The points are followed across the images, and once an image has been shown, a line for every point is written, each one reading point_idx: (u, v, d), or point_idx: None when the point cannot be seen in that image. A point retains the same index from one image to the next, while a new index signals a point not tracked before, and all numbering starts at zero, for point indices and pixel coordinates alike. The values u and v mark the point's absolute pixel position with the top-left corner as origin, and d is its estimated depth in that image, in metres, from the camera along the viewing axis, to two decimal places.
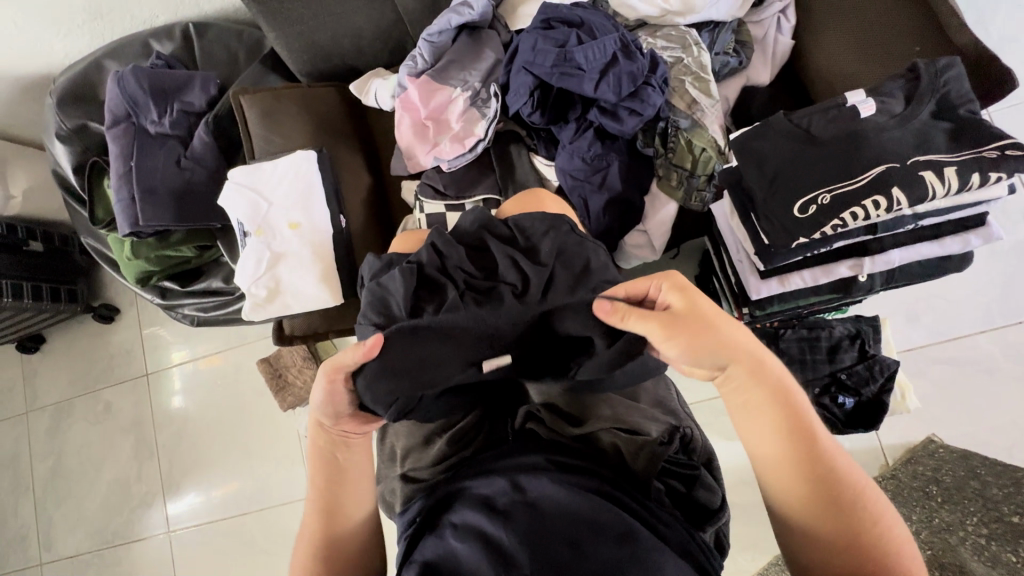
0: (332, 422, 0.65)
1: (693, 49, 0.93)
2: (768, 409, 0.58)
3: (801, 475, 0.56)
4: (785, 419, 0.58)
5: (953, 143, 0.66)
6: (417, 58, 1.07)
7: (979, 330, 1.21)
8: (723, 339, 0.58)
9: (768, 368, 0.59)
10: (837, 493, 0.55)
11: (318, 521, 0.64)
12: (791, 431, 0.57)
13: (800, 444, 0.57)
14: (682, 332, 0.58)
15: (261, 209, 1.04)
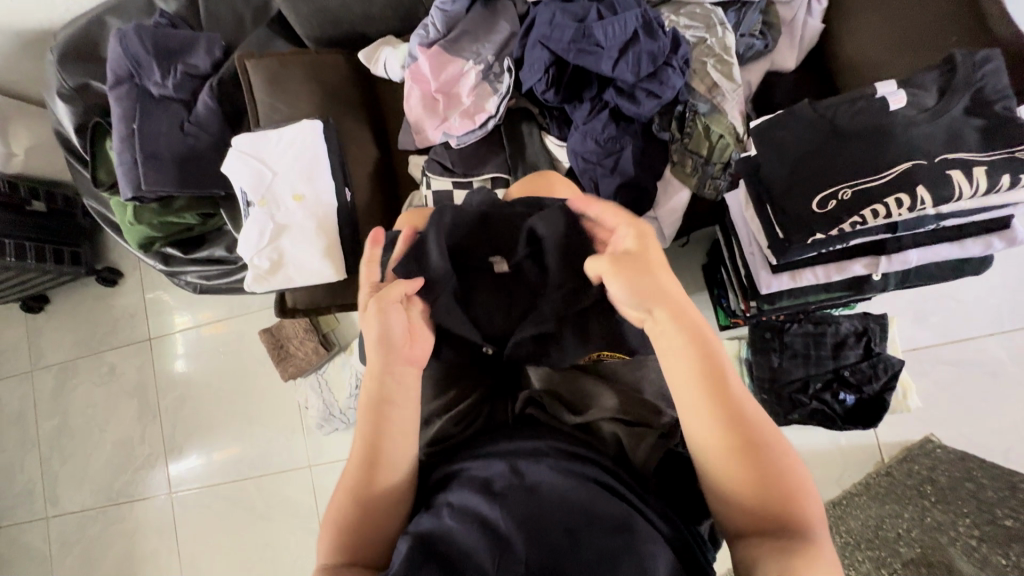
0: (386, 351, 0.66)
1: (717, 30, 0.89)
2: (688, 354, 0.56)
3: (718, 421, 0.53)
4: (705, 364, 0.56)
5: (986, 141, 0.64)
6: (429, 26, 1.03)
7: (987, 334, 1.20)
8: (654, 281, 0.60)
9: (688, 312, 0.59)
10: (754, 442, 0.52)
11: (356, 469, 0.61)
12: (709, 376, 0.55)
13: (718, 390, 0.54)
14: (626, 270, 0.60)
15: (264, 179, 1.02)
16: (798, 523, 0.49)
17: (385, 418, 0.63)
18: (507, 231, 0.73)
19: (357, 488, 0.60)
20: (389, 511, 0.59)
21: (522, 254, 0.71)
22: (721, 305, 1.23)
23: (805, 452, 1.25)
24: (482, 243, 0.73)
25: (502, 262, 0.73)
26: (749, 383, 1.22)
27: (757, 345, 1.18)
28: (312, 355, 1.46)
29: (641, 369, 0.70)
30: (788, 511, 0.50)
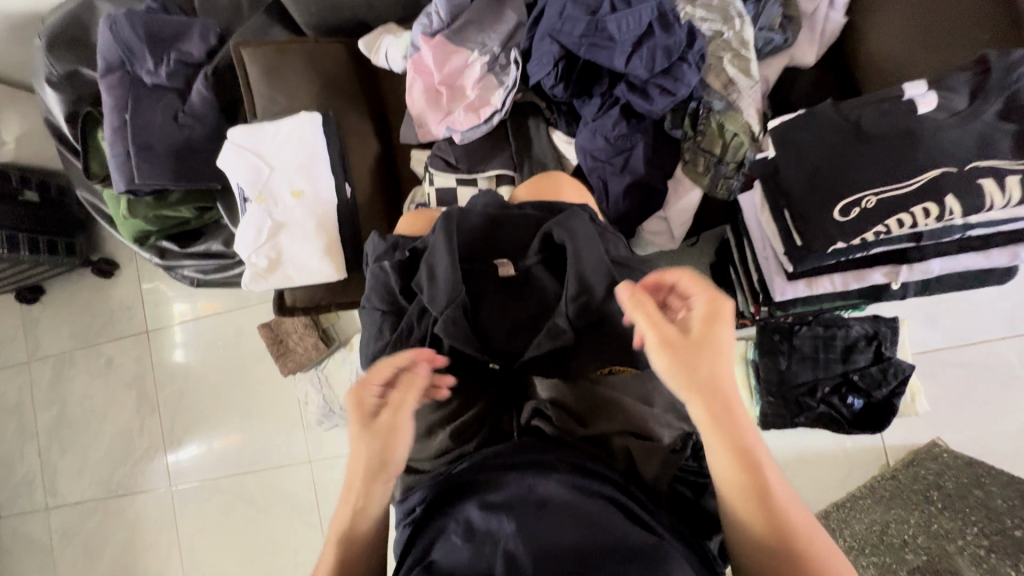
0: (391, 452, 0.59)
1: (735, 22, 0.85)
2: (737, 453, 0.50)
3: (773, 531, 0.49)
4: (755, 469, 0.50)
5: (1019, 148, 0.60)
6: (432, 15, 0.98)
7: (999, 337, 1.18)
8: (709, 363, 0.53)
9: (737, 404, 0.52)
10: (814, 554, 0.48)
11: (321, 574, 0.55)
12: (760, 482, 0.50)
13: (770, 498, 0.49)
14: (678, 350, 0.53)
15: (262, 174, 0.99)
16: None
17: (348, 529, 0.56)
18: (516, 235, 0.73)
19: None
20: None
21: (534, 259, 0.70)
22: None
23: (810, 453, 1.23)
24: (490, 246, 0.72)
25: (507, 268, 0.70)
26: (757, 385, 1.19)
27: (764, 347, 1.15)
28: (311, 350, 1.44)
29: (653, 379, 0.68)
30: None
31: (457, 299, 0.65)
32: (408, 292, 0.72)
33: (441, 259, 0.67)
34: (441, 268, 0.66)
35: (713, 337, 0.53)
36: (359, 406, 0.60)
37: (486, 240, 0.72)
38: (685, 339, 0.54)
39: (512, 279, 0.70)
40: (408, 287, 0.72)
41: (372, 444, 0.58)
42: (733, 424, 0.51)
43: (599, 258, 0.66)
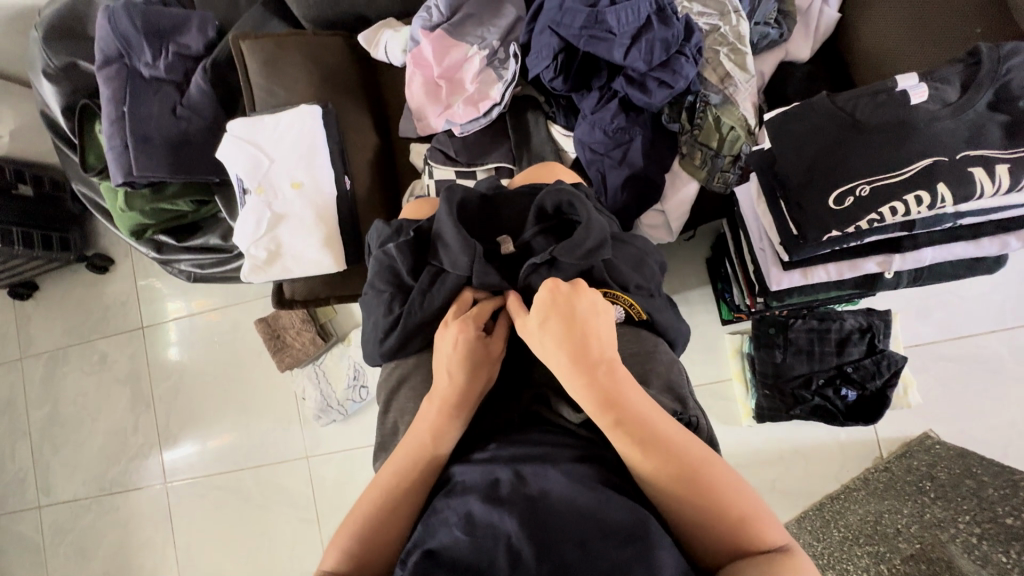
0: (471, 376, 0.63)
1: (731, 17, 0.86)
2: (597, 399, 0.56)
3: (643, 452, 0.53)
4: (626, 412, 0.55)
5: (1008, 139, 0.62)
6: (432, 9, 0.99)
7: (988, 330, 1.20)
8: (566, 332, 0.59)
9: (597, 360, 0.58)
10: (681, 459, 0.52)
11: (403, 463, 0.60)
12: (621, 416, 0.55)
13: (632, 427, 0.54)
14: (537, 330, 0.60)
15: (261, 165, 0.99)
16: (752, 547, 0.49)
17: (439, 432, 0.61)
18: (516, 213, 0.73)
19: (396, 484, 0.59)
20: (414, 503, 0.58)
21: (533, 230, 0.69)
22: (725, 299, 1.22)
23: (805, 445, 1.25)
24: (492, 227, 0.73)
25: (507, 244, 0.71)
26: (751, 378, 1.22)
27: (760, 340, 1.17)
28: (309, 344, 1.45)
29: (648, 363, 0.68)
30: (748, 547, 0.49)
31: (478, 258, 0.67)
32: (416, 271, 0.73)
33: (446, 226, 0.68)
34: (447, 232, 0.68)
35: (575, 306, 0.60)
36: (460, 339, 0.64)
37: (488, 219, 0.73)
38: (530, 327, 0.61)
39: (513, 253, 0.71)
40: (416, 267, 0.73)
41: (471, 371, 0.63)
42: (601, 376, 0.57)
43: (601, 232, 0.66)
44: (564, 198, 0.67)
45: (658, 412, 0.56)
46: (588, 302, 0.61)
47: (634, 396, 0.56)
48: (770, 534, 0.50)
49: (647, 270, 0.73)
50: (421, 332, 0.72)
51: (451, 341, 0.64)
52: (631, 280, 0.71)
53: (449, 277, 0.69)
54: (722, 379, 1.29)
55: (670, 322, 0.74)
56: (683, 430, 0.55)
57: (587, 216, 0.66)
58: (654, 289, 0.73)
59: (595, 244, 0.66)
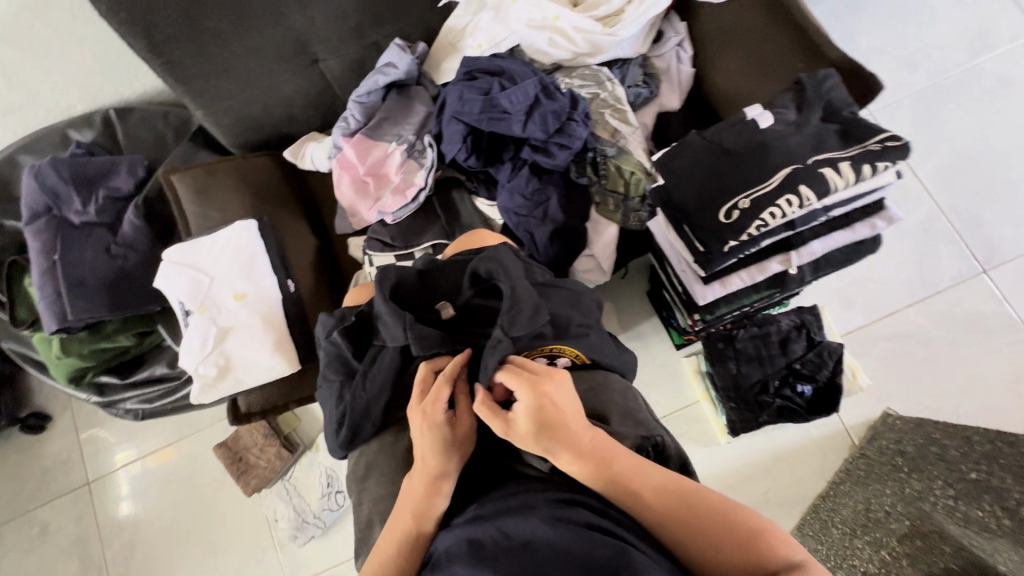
0: (450, 445, 0.64)
1: (607, 84, 1.00)
2: (589, 467, 0.59)
3: (643, 501, 0.57)
4: (613, 471, 0.58)
5: (844, 142, 0.75)
6: (348, 118, 1.10)
7: (905, 305, 1.31)
8: (547, 431, 0.60)
9: (581, 433, 0.60)
10: (680, 493, 0.57)
11: (395, 546, 0.60)
12: (612, 477, 0.58)
13: (624, 484, 0.58)
14: (520, 438, 0.61)
15: (202, 285, 1.01)
16: (776, 561, 0.51)
17: (427, 509, 0.61)
18: (450, 276, 0.77)
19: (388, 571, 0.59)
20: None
21: (470, 293, 0.74)
22: (672, 325, 1.28)
23: (784, 450, 1.28)
24: (431, 295, 0.76)
25: (448, 310, 0.74)
26: (716, 395, 1.25)
27: (713, 357, 1.23)
28: (274, 461, 1.38)
29: (603, 393, 0.71)
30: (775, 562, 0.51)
31: (410, 324, 0.68)
32: (361, 353, 0.74)
33: (381, 306, 0.71)
34: (382, 311, 0.70)
35: (552, 406, 0.61)
36: (427, 422, 0.64)
37: (428, 287, 0.76)
38: (519, 429, 0.62)
39: (453, 317, 0.74)
40: (361, 350, 0.74)
41: (445, 454, 0.63)
42: (586, 448, 0.60)
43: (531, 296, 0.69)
44: (493, 267, 0.70)
45: (640, 462, 0.60)
46: (564, 392, 0.62)
47: (616, 455, 0.60)
48: (781, 542, 0.52)
49: (584, 306, 0.77)
50: (371, 414, 0.72)
51: (420, 426, 0.65)
52: (573, 320, 0.73)
53: (388, 352, 0.71)
54: (690, 403, 1.33)
55: (617, 353, 0.78)
56: (668, 472, 0.59)
57: (515, 282, 0.69)
58: (589, 324, 0.75)
59: (533, 310, 0.68)
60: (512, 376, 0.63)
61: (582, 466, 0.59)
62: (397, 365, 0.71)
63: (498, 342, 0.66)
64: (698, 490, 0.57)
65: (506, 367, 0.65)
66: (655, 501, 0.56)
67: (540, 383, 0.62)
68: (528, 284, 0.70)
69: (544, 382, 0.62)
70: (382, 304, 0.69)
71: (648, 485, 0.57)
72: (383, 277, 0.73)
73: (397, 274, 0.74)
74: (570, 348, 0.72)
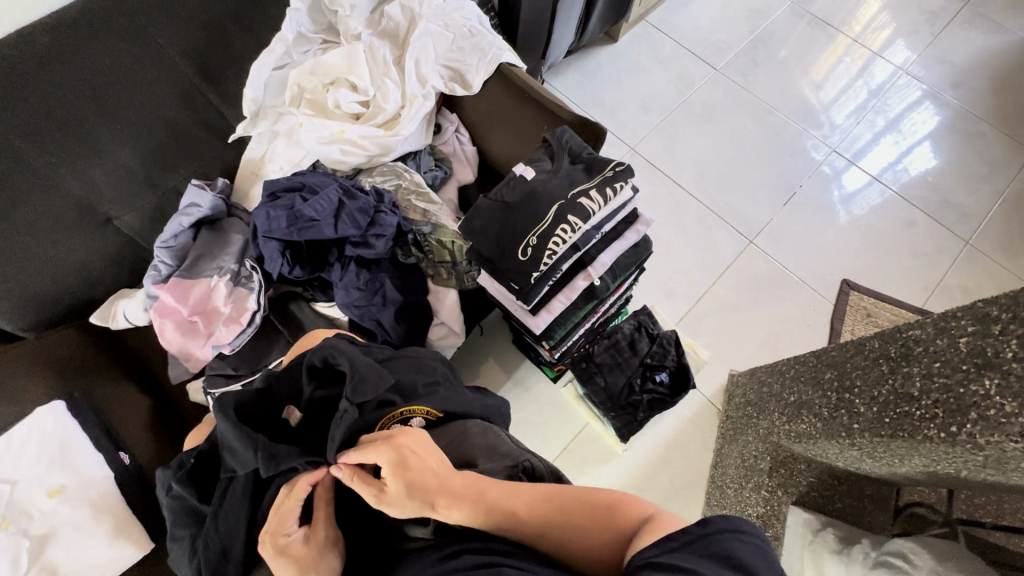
0: (312, 559, 0.63)
1: (405, 174, 1.13)
2: (467, 508, 0.62)
3: (521, 518, 0.61)
4: (489, 503, 0.63)
5: (590, 174, 0.94)
6: (158, 265, 1.07)
7: (710, 284, 1.59)
8: (418, 483, 0.64)
9: (451, 478, 0.65)
10: (548, 499, 0.63)
11: None
12: (489, 507, 0.62)
13: (501, 510, 0.62)
14: (393, 500, 0.63)
15: (1, 497, 0.86)
16: (632, 521, 0.59)
17: None
18: (290, 384, 0.76)
19: None
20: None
21: (311, 389, 0.73)
22: (541, 362, 1.38)
23: (671, 437, 1.42)
24: (276, 407, 0.74)
25: (295, 414, 0.73)
26: (598, 411, 1.37)
27: (582, 377, 1.34)
28: None
29: (465, 441, 0.76)
30: (631, 521, 0.59)
31: (260, 443, 0.65)
32: (208, 495, 0.69)
33: (225, 431, 0.67)
34: (228, 438, 0.67)
35: (416, 460, 0.65)
36: (277, 550, 0.63)
37: (272, 401, 0.74)
38: (391, 492, 0.63)
39: (304, 419, 0.73)
40: (208, 490, 0.69)
41: (308, 571, 0.62)
42: (460, 491, 0.63)
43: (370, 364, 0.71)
44: (326, 354, 0.72)
45: (510, 486, 0.65)
46: (422, 444, 0.67)
47: (488, 486, 0.64)
48: (631, 503, 0.61)
49: (427, 367, 0.81)
50: (231, 555, 0.65)
51: (272, 559, 0.63)
52: (417, 382, 0.78)
53: (238, 481, 0.66)
54: (582, 427, 1.41)
55: (474, 400, 0.83)
56: (535, 486, 0.65)
57: (351, 359, 0.71)
58: (435, 382, 0.80)
59: (377, 375, 0.71)
60: (364, 445, 0.66)
61: (461, 508, 0.62)
62: (251, 491, 0.67)
63: (344, 413, 0.67)
64: (563, 490, 0.64)
65: (362, 439, 0.68)
66: (530, 515, 0.62)
67: (395, 438, 0.66)
68: (362, 357, 0.73)
69: (399, 437, 0.66)
70: (225, 428, 0.66)
71: (520, 503, 0.63)
72: (219, 408, 0.69)
73: (234, 398, 0.71)
74: (420, 406, 0.76)
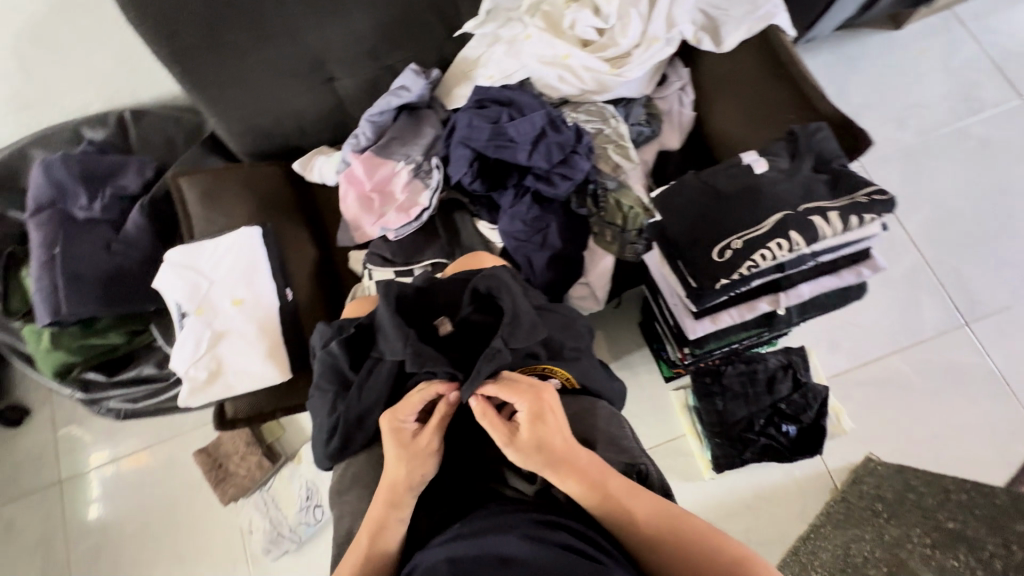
0: (411, 457, 0.66)
1: (611, 121, 1.05)
2: (585, 484, 0.60)
3: (635, 522, 0.58)
4: (608, 493, 0.60)
5: (833, 192, 0.79)
6: (359, 135, 1.13)
7: (888, 351, 1.34)
8: (545, 443, 0.63)
9: (578, 450, 0.63)
10: (670, 518, 0.58)
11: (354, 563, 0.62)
12: (606, 497, 0.59)
13: (617, 504, 0.59)
14: (517, 445, 0.63)
15: (200, 288, 1.02)
16: None
17: (384, 524, 0.63)
18: (446, 297, 0.79)
19: None
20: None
21: (469, 310, 0.76)
22: (662, 357, 1.30)
23: (765, 488, 1.27)
24: (430, 314, 0.79)
25: (445, 326, 0.77)
26: (702, 429, 1.26)
27: (701, 391, 1.25)
28: (255, 470, 1.36)
29: (590, 421, 0.73)
30: None
31: (412, 340, 0.70)
32: (356, 364, 0.76)
33: (384, 316, 0.72)
34: (384, 322, 0.71)
35: (552, 423, 0.64)
36: (392, 431, 0.67)
37: (428, 305, 0.79)
38: (521, 439, 0.64)
39: (451, 333, 0.77)
40: (357, 361, 0.76)
41: (406, 465, 0.65)
42: (582, 469, 0.61)
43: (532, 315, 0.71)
44: (494, 285, 0.73)
45: (634, 485, 0.61)
46: (558, 409, 0.66)
47: (610, 477, 0.61)
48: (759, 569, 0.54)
49: (576, 331, 0.79)
50: (364, 425, 0.73)
51: (385, 434, 0.68)
52: (566, 343, 0.76)
53: (383, 365, 0.72)
54: (677, 436, 1.33)
55: (605, 380, 0.80)
56: (658, 496, 0.60)
57: (514, 299, 0.72)
58: (581, 349, 0.78)
59: (532, 326, 0.71)
60: (504, 382, 0.66)
61: (579, 485, 0.60)
62: (393, 379, 0.72)
63: (497, 351, 0.68)
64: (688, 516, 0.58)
65: (501, 378, 0.67)
66: (647, 525, 0.58)
67: (541, 391, 0.66)
68: (526, 302, 0.73)
69: (543, 389, 0.66)
70: (385, 313, 0.71)
71: (640, 507, 0.59)
72: (386, 291, 0.74)
73: (399, 286, 0.76)
74: (563, 370, 0.74)
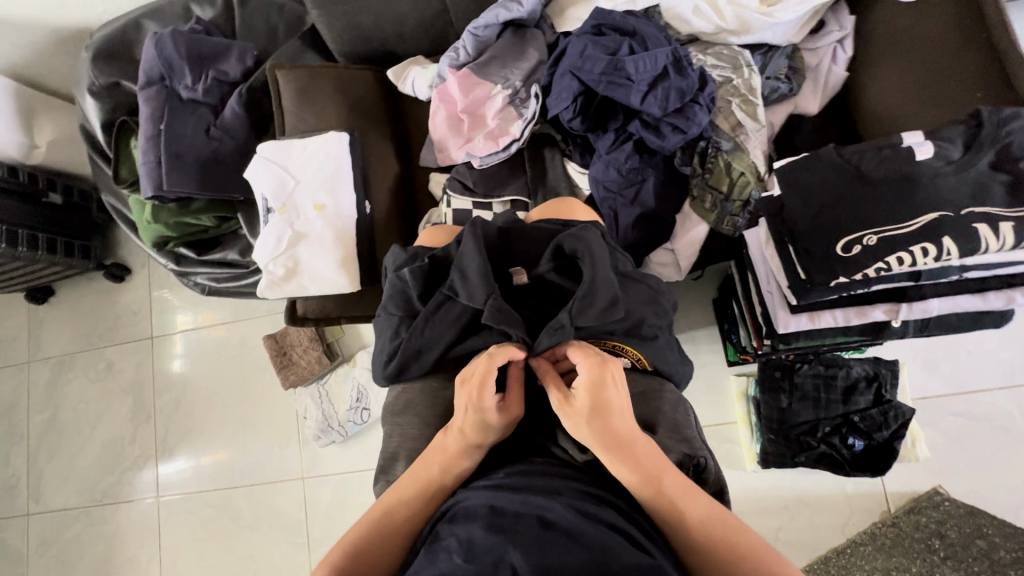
0: (490, 424, 0.64)
1: (744, 71, 0.91)
2: (638, 476, 0.57)
3: (687, 524, 0.54)
4: (663, 492, 0.56)
5: (1011, 198, 0.64)
6: (459, 50, 1.06)
7: (996, 386, 1.18)
8: (608, 421, 0.59)
9: (636, 434, 0.60)
10: (724, 526, 0.54)
11: (412, 489, 0.62)
12: (660, 494, 0.55)
13: (671, 504, 0.55)
14: (575, 417, 0.61)
15: (287, 186, 1.04)
16: None
17: (451, 464, 0.63)
18: (526, 246, 0.77)
19: (400, 509, 0.61)
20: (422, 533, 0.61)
21: (548, 268, 0.73)
22: (731, 341, 1.23)
23: (809, 494, 1.21)
24: (506, 258, 0.77)
25: (520, 278, 0.74)
26: (757, 422, 1.21)
27: (766, 384, 1.17)
28: (314, 364, 1.44)
29: (655, 403, 0.69)
30: None
31: (495, 295, 0.68)
32: (426, 296, 0.74)
33: (471, 260, 0.69)
34: (466, 263, 0.69)
35: (615, 404, 0.61)
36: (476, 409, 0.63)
37: (506, 250, 0.77)
38: (576, 406, 0.61)
39: (524, 284, 0.74)
40: (426, 292, 0.74)
41: (484, 431, 0.64)
42: (638, 459, 0.58)
43: (611, 292, 0.67)
44: (579, 249, 0.69)
45: (689, 486, 0.57)
46: (618, 390, 0.62)
47: (666, 472, 0.57)
48: None
49: (659, 307, 0.74)
50: (422, 358, 0.73)
51: (463, 410, 0.64)
52: (645, 319, 0.72)
53: (455, 307, 0.71)
54: (727, 422, 1.28)
55: (676, 361, 0.75)
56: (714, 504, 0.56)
57: (594, 267, 0.67)
58: (661, 328, 0.73)
59: (607, 302, 0.67)
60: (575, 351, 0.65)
61: (634, 477, 0.57)
62: (461, 323, 0.71)
63: (560, 328, 0.66)
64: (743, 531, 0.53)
65: (574, 347, 0.66)
66: (697, 530, 0.54)
67: (606, 362, 0.63)
68: (608, 274, 0.68)
69: (610, 360, 0.63)
70: (472, 248, 0.70)
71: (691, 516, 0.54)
72: (472, 228, 0.73)
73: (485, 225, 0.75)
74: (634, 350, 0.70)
